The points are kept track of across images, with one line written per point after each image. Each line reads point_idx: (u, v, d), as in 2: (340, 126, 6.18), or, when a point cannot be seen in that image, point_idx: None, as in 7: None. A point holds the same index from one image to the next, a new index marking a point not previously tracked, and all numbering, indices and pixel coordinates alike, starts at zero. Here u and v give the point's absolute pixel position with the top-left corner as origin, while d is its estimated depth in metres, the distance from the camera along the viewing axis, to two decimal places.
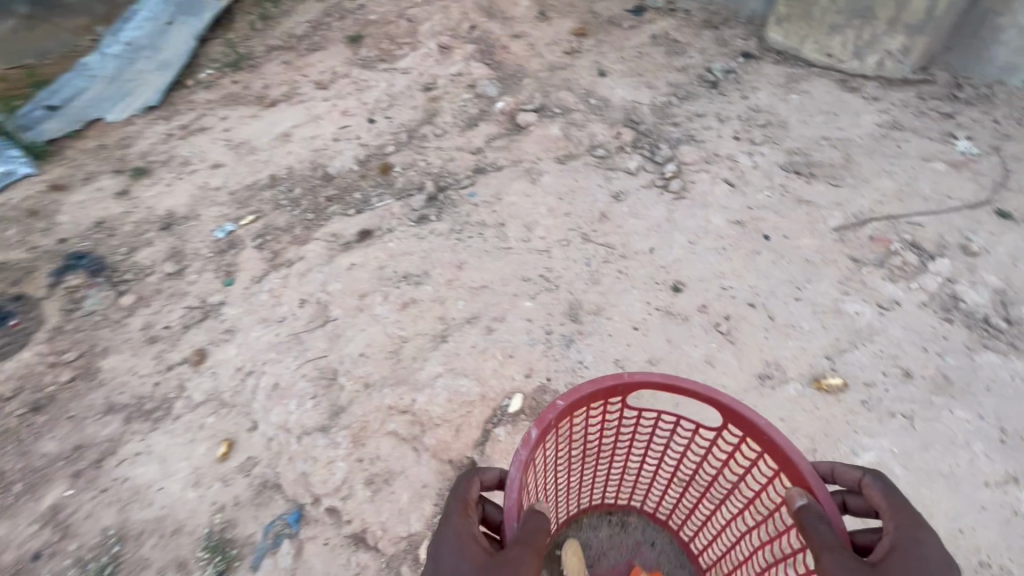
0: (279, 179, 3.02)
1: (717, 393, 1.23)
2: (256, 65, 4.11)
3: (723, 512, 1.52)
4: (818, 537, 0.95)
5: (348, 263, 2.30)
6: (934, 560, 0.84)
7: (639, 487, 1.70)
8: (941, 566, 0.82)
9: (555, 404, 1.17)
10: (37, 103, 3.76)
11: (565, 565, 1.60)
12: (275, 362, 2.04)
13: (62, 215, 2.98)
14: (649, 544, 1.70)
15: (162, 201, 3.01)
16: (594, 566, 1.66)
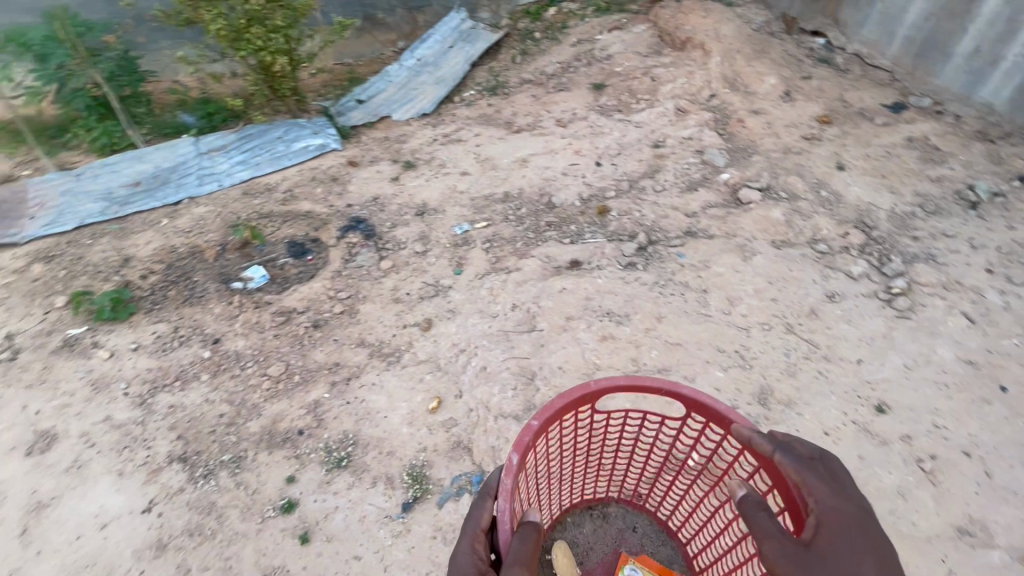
0: (511, 196, 3.57)
1: (677, 386, 1.37)
2: (509, 94, 4.83)
3: (697, 493, 1.72)
4: (757, 526, 1.01)
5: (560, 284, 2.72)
6: (855, 524, 0.93)
7: (614, 477, 1.93)
8: (860, 528, 0.92)
9: (531, 424, 1.31)
10: (351, 96, 4.89)
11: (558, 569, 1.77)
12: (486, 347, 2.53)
13: (352, 185, 3.88)
14: (631, 531, 1.92)
15: (421, 192, 3.75)
16: (584, 563, 1.86)
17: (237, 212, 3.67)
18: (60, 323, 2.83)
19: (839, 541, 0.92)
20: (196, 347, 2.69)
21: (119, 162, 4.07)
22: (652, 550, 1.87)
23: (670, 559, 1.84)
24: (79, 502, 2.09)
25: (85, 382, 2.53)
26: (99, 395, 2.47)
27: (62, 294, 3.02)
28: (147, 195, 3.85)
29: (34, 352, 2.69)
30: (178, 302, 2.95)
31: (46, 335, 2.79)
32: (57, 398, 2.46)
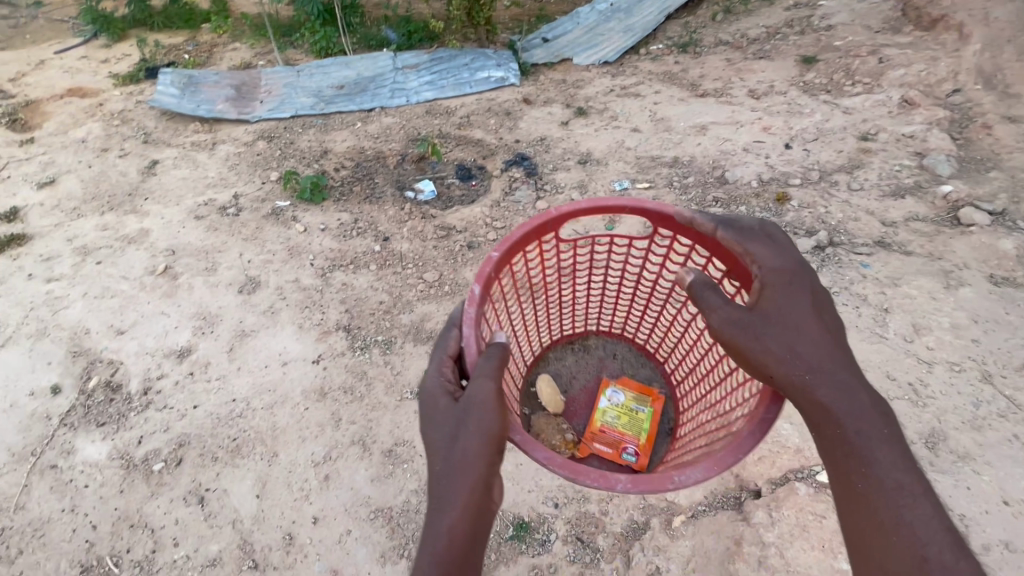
0: (680, 163, 3.41)
1: (639, 205, 1.60)
2: (701, 54, 4.47)
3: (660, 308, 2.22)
4: (707, 302, 1.38)
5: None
6: (787, 282, 1.34)
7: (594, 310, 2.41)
8: (792, 285, 1.34)
9: (492, 256, 1.58)
10: (537, 34, 4.84)
11: (545, 398, 2.24)
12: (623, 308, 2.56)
13: (522, 122, 3.97)
14: (611, 357, 2.39)
15: (588, 141, 3.72)
16: (571, 391, 2.31)
17: (417, 128, 3.98)
18: (271, 194, 3.38)
19: (780, 295, 1.34)
20: (369, 240, 3.06)
21: (330, 65, 4.56)
22: (630, 371, 2.32)
23: (647, 377, 2.31)
24: (271, 339, 2.51)
25: (284, 247, 3.03)
26: (293, 260, 2.94)
27: (276, 170, 3.58)
28: (347, 99, 4.31)
29: (251, 213, 3.26)
30: (361, 199, 3.35)
31: (260, 201, 3.34)
32: (263, 254, 2.97)
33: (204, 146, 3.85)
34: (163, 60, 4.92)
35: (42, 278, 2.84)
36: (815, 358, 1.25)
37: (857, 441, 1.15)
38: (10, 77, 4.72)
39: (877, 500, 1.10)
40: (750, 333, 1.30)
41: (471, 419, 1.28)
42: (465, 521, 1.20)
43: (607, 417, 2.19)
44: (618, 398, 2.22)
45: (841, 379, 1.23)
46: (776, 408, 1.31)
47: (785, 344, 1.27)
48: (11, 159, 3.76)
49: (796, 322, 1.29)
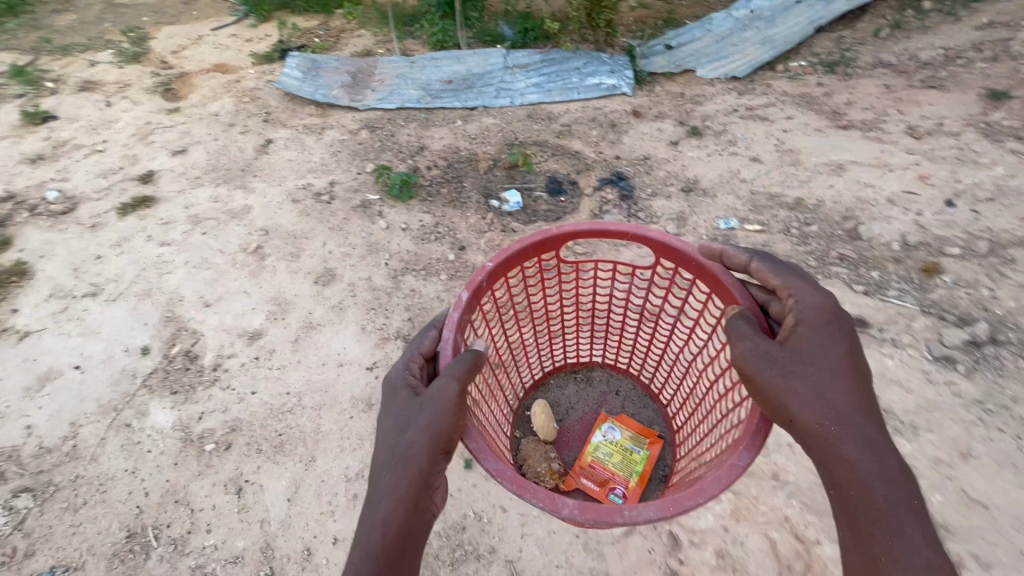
0: (803, 206, 2.93)
1: (645, 232, 1.78)
2: (852, 76, 3.84)
3: (659, 345, 2.51)
4: (740, 333, 1.50)
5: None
6: (818, 322, 1.47)
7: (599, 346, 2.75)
8: (823, 323, 1.47)
9: (487, 267, 1.79)
10: (661, 40, 4.45)
11: (541, 424, 2.53)
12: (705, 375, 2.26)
13: (627, 137, 3.67)
14: (613, 395, 2.69)
15: (697, 166, 3.34)
16: (568, 420, 2.63)
17: (516, 132, 3.84)
18: (363, 186, 3.44)
19: (810, 337, 1.46)
20: (446, 248, 2.99)
21: (442, 59, 4.56)
22: (630, 408, 2.63)
23: (648, 418, 2.59)
24: (333, 336, 2.53)
25: (365, 242, 3.06)
26: (371, 257, 2.96)
27: (372, 162, 3.65)
28: (453, 95, 4.28)
29: (341, 203, 3.33)
30: (446, 202, 3.30)
31: (352, 191, 3.41)
32: (344, 246, 3.03)
33: (314, 130, 4.02)
34: (296, 42, 5.24)
35: (157, 241, 3.12)
36: (837, 411, 1.38)
37: (874, 497, 1.28)
38: (173, 50, 5.31)
39: (888, 559, 1.23)
40: (779, 373, 1.41)
41: (427, 423, 1.42)
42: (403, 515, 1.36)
43: (601, 453, 2.45)
44: (615, 435, 2.48)
45: (863, 435, 1.34)
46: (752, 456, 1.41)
47: (811, 395, 1.38)
48: (157, 126, 4.20)
49: (804, 364, 1.42)
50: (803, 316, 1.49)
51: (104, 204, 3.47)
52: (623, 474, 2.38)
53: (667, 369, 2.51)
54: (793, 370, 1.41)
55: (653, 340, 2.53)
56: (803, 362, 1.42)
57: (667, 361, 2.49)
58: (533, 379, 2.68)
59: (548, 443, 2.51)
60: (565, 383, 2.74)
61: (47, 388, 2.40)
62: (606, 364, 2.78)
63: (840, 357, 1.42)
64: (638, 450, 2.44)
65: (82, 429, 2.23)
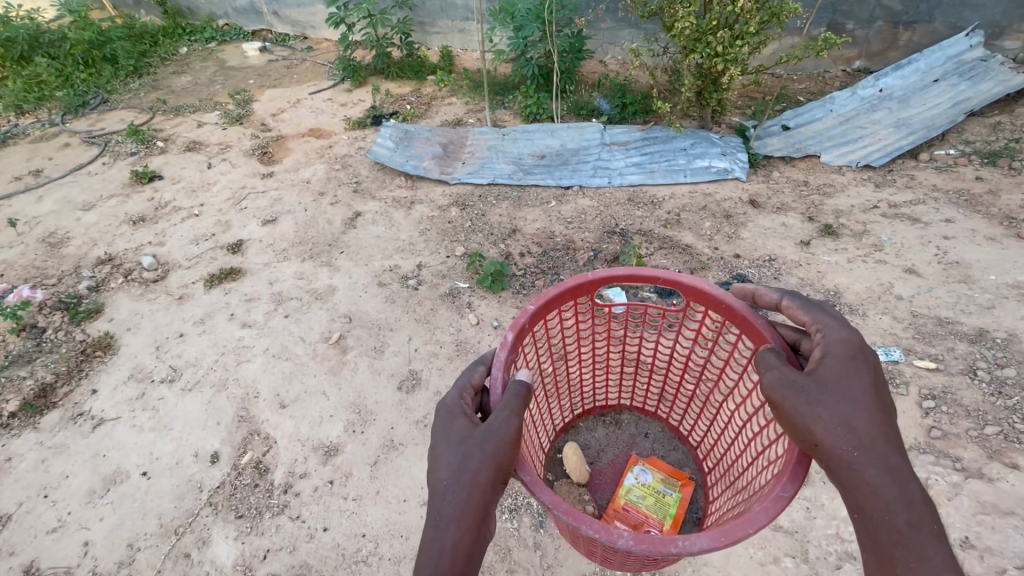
0: (989, 340, 2.37)
1: (674, 277, 1.67)
2: (1021, 172, 3.28)
3: (690, 383, 2.21)
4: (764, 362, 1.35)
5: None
6: (851, 354, 1.31)
7: (626, 385, 2.47)
8: (855, 354, 1.31)
9: (528, 312, 1.74)
10: (777, 119, 4.06)
11: (572, 465, 2.31)
12: None
13: (746, 231, 3.26)
14: (641, 437, 2.42)
15: (837, 274, 2.86)
16: (597, 463, 2.37)
17: (616, 218, 3.53)
18: (453, 272, 3.20)
19: (840, 369, 1.29)
20: None
21: (535, 131, 4.38)
22: (661, 453, 2.36)
23: (680, 461, 2.32)
24: (418, 462, 2.22)
25: (452, 340, 2.78)
26: (459, 360, 2.67)
27: (462, 244, 3.43)
28: (547, 171, 4.07)
29: (429, 289, 3.10)
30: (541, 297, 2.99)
31: (441, 276, 3.19)
32: (430, 344, 2.76)
33: (403, 204, 3.90)
34: (388, 109, 5.29)
35: (239, 322, 3.00)
36: (864, 439, 1.21)
37: (902, 530, 1.13)
38: (272, 113, 5.50)
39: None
40: (802, 399, 1.26)
41: (486, 455, 1.45)
42: (464, 539, 1.40)
43: (631, 495, 2.21)
44: (645, 478, 2.23)
45: (888, 462, 1.19)
46: (793, 488, 1.25)
47: (839, 426, 1.23)
48: (251, 190, 4.24)
49: (828, 390, 1.26)
50: (831, 342, 1.35)
51: (192, 273, 3.43)
52: (656, 519, 2.13)
53: (693, 409, 2.26)
54: (821, 397, 1.26)
55: (679, 380, 2.26)
56: (828, 388, 1.27)
57: (694, 402, 2.23)
58: (562, 421, 2.40)
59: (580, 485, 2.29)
60: (593, 426, 2.47)
61: (110, 494, 2.22)
62: (635, 406, 2.49)
63: (867, 385, 1.26)
64: (672, 493, 2.18)
65: (141, 554, 2.02)
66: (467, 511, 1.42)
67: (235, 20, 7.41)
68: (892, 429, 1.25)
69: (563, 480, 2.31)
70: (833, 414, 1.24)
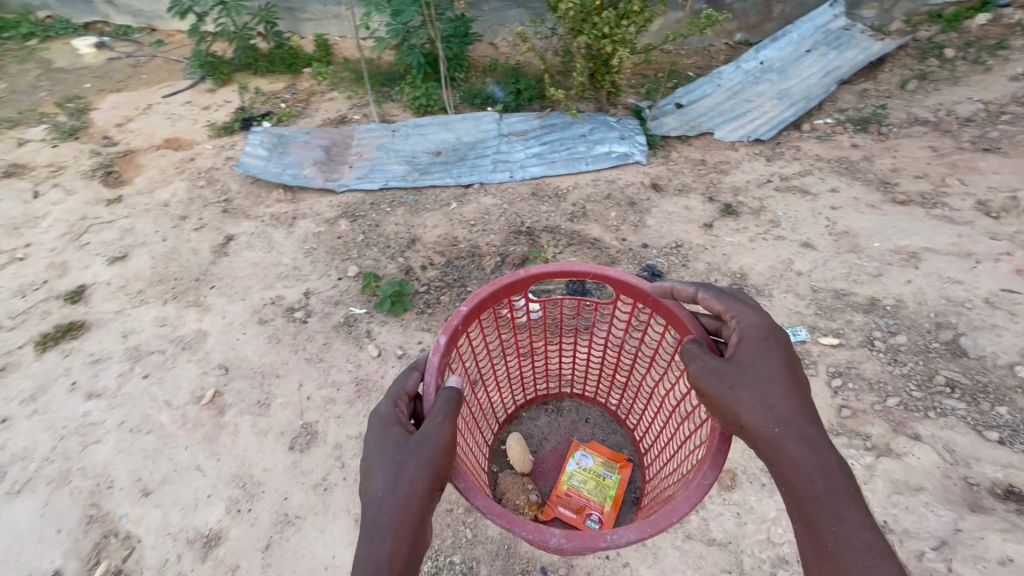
0: (881, 307, 2.45)
1: (601, 273, 1.58)
2: (889, 136, 3.46)
3: (624, 366, 2.08)
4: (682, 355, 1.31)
5: (976, 533, 1.68)
6: (764, 333, 1.28)
7: (565, 371, 2.31)
8: (767, 332, 1.28)
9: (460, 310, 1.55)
10: (671, 98, 4.03)
11: (515, 458, 2.14)
12: None
13: (651, 218, 3.19)
14: (582, 422, 2.28)
15: (741, 255, 2.86)
16: (538, 452, 2.21)
17: (521, 216, 3.33)
18: (346, 297, 2.84)
19: (753, 351, 1.27)
20: None
21: (427, 125, 4.04)
22: (600, 437, 2.22)
23: (619, 444, 2.20)
24: (319, 537, 1.95)
25: (352, 379, 2.45)
26: (361, 401, 2.35)
27: (356, 263, 3.07)
28: (444, 169, 3.76)
29: (320, 321, 2.73)
30: (448, 314, 2.74)
31: (333, 304, 2.82)
32: (326, 387, 2.42)
33: (284, 220, 3.43)
34: (259, 109, 4.68)
35: (82, 391, 2.46)
36: (783, 416, 1.21)
37: (822, 496, 1.15)
38: (117, 122, 4.68)
39: (844, 560, 1.09)
40: (724, 385, 1.24)
41: (421, 460, 1.23)
42: (405, 551, 1.18)
43: (573, 479, 2.04)
44: (586, 463, 2.07)
45: (805, 433, 1.20)
46: (717, 471, 1.24)
47: (758, 408, 1.21)
48: (93, 221, 3.55)
49: (746, 373, 1.24)
50: (748, 324, 1.30)
51: (18, 336, 2.79)
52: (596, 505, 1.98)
53: (630, 396, 2.14)
54: (740, 382, 1.24)
55: (616, 370, 2.13)
56: (745, 372, 1.24)
57: (631, 388, 2.10)
58: (504, 412, 2.25)
59: (523, 475, 2.11)
60: (533, 414, 2.31)
61: None
62: (575, 391, 2.34)
63: (781, 362, 1.25)
64: (611, 476, 2.03)
65: None
66: (405, 523, 1.20)
67: (59, 11, 6.23)
68: (809, 402, 1.24)
69: (507, 475, 2.10)
70: (752, 394, 1.22)
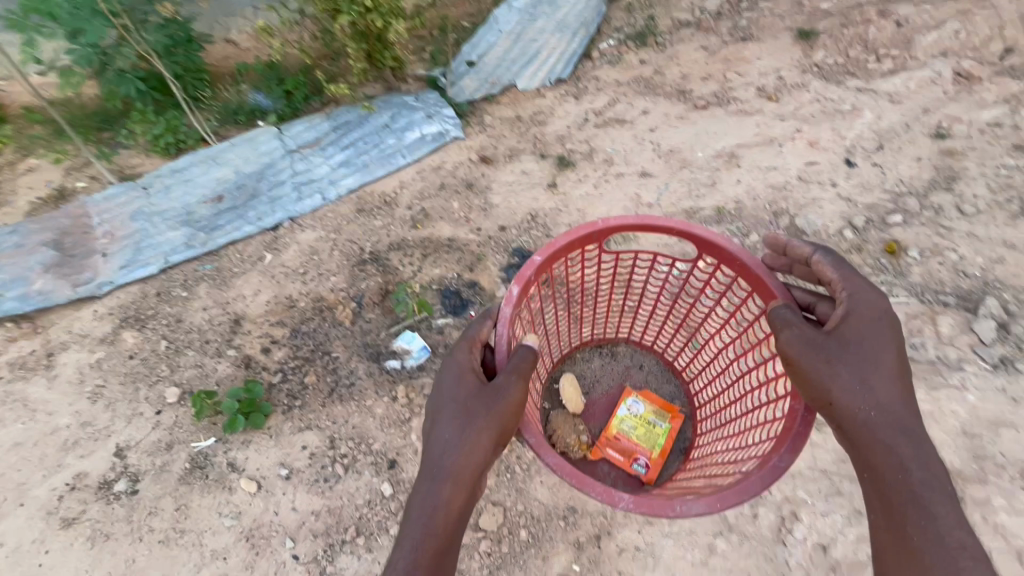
0: (727, 214, 2.61)
1: (690, 228, 1.65)
2: (666, 42, 3.58)
3: (695, 318, 2.08)
4: (780, 320, 1.48)
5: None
6: (869, 318, 1.40)
7: (623, 320, 2.28)
8: (876, 321, 1.39)
9: (535, 265, 1.65)
10: (459, 58, 3.70)
11: (566, 397, 2.17)
12: (793, 494, 1.80)
13: (495, 195, 2.95)
14: (636, 368, 2.27)
15: (595, 206, 2.81)
16: (592, 392, 2.22)
17: (356, 241, 2.84)
18: (179, 434, 2.16)
19: (860, 335, 1.38)
20: (368, 475, 2.01)
21: (189, 166, 3.16)
22: (656, 386, 2.22)
23: (673, 395, 2.21)
24: None
25: (237, 535, 1.92)
26: (264, 558, 1.87)
27: (173, 382, 2.34)
28: (236, 216, 3.01)
29: (159, 480, 2.05)
30: (323, 397, 2.24)
31: (166, 450, 2.13)
32: (208, 565, 1.87)
33: (34, 365, 2.46)
34: None
35: None
36: (882, 404, 1.32)
37: (909, 478, 1.26)
38: None
39: (920, 538, 1.20)
40: (824, 357, 1.36)
41: (488, 411, 1.43)
42: (461, 499, 1.39)
43: (623, 424, 2.11)
44: (639, 409, 2.12)
45: (898, 421, 1.30)
46: (792, 455, 1.39)
47: (853, 389, 1.34)
48: None
49: (845, 355, 1.37)
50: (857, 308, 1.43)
51: None
52: (645, 446, 2.06)
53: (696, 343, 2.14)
54: (841, 361, 1.36)
55: (673, 317, 2.15)
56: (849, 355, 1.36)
57: (693, 332, 2.12)
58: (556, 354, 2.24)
59: (576, 415, 2.15)
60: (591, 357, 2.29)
61: None
62: (632, 339, 2.31)
63: (888, 353, 1.36)
64: (659, 422, 2.10)
65: None
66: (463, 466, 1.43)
67: None
68: (911, 397, 1.35)
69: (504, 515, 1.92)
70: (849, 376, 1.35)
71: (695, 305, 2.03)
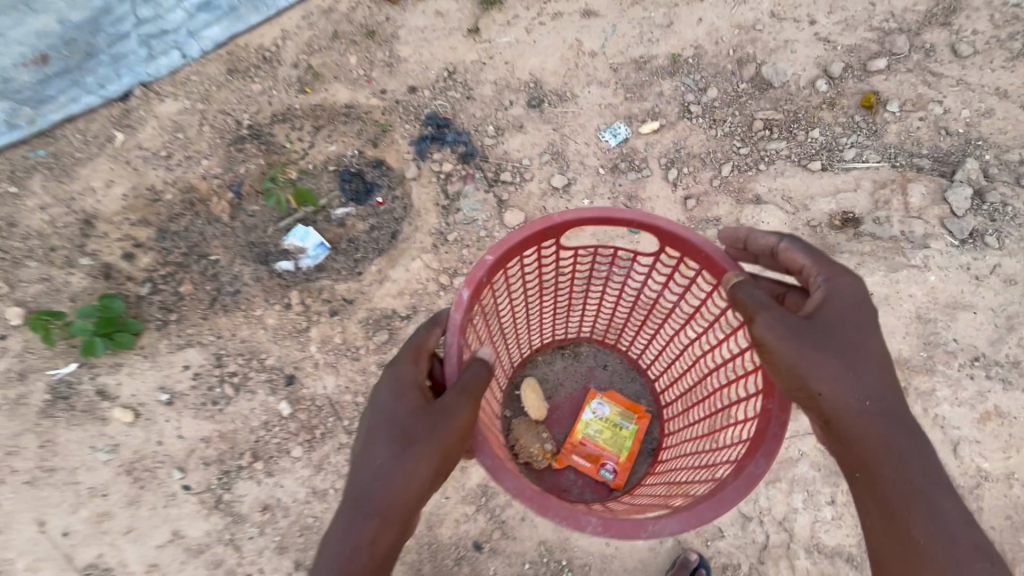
0: (682, 61, 2.12)
1: (652, 221, 1.35)
2: None
3: (657, 318, 1.74)
4: (753, 302, 1.21)
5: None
6: (856, 302, 1.19)
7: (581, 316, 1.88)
8: (861, 305, 1.19)
9: (487, 259, 1.26)
10: None
11: (525, 403, 1.83)
12: None
13: (402, 38, 2.25)
14: (600, 367, 1.91)
15: (526, 54, 2.20)
16: (553, 398, 1.88)
17: (230, 111, 2.22)
18: (26, 362, 1.79)
19: (846, 321, 1.17)
20: (264, 394, 1.76)
21: None
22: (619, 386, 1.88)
23: (639, 394, 1.88)
24: None
25: (116, 470, 1.71)
26: (149, 492, 1.68)
27: (18, 303, 1.95)
28: (63, 76, 2.18)
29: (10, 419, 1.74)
30: (204, 308, 1.89)
31: (12, 383, 1.77)
32: (86, 504, 1.69)
33: None
34: None
35: None
36: (876, 394, 1.14)
37: (913, 477, 1.09)
38: None
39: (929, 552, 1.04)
40: (808, 345, 1.14)
41: (433, 433, 1.10)
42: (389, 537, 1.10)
43: (589, 429, 1.79)
44: (602, 413, 1.81)
45: (894, 409, 1.13)
46: (768, 460, 1.19)
47: (844, 383, 1.14)
48: None
49: (835, 347, 1.15)
50: (836, 287, 1.22)
51: None
52: (610, 450, 1.76)
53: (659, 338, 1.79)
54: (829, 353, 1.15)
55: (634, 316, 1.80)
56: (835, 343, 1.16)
57: (651, 330, 1.79)
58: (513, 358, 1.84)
59: (540, 424, 1.83)
60: (551, 357, 1.92)
61: None
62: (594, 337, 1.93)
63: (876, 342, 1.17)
64: (626, 424, 1.78)
65: None
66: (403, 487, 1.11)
67: None
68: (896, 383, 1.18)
69: None
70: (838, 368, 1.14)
71: (661, 301, 1.68)
